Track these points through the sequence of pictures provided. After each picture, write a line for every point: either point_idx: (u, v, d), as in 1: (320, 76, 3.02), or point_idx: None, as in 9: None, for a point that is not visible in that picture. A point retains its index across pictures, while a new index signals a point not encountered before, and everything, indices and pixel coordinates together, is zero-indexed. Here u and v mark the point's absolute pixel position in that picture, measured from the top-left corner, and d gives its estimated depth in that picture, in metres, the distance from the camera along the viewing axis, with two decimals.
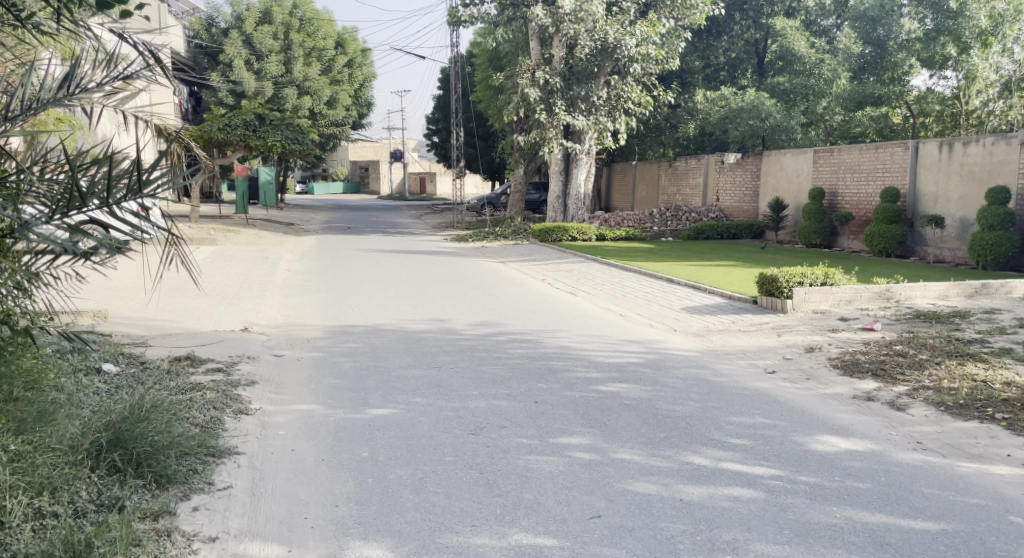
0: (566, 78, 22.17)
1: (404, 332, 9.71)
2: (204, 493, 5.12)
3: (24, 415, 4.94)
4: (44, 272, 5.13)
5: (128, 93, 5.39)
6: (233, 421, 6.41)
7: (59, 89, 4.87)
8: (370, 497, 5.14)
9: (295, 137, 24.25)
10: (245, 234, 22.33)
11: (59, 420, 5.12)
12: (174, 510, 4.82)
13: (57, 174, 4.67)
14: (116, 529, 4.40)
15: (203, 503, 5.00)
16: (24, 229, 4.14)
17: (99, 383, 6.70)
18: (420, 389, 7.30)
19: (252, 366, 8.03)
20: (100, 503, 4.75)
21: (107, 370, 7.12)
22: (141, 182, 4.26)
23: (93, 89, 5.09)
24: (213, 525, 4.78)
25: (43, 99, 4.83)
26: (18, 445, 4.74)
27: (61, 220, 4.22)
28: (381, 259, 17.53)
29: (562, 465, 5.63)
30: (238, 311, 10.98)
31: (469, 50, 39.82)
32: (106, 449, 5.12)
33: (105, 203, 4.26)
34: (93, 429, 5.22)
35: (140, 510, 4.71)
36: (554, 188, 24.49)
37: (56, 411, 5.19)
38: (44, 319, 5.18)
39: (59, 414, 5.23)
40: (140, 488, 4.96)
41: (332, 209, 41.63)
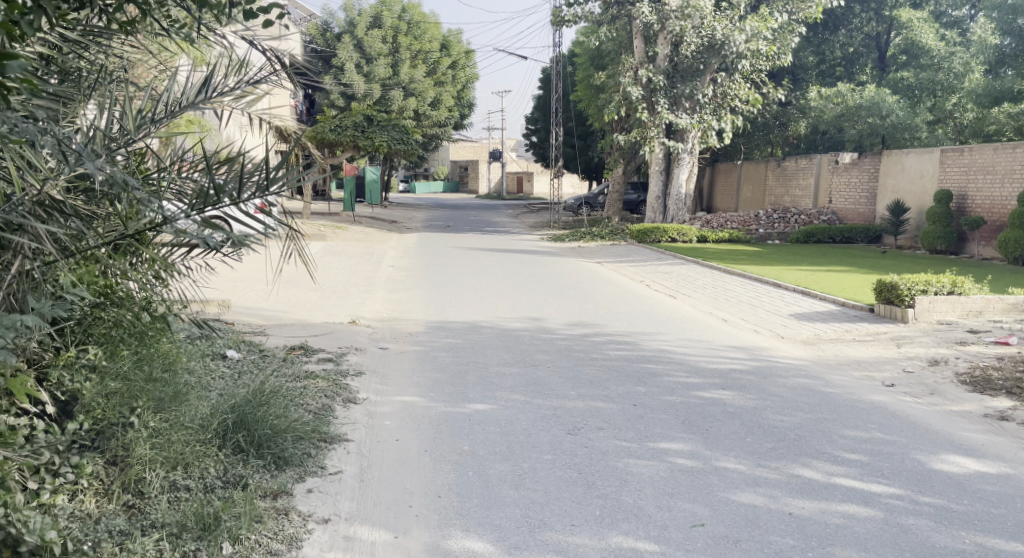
0: (670, 76, 21.80)
1: (501, 329, 9.55)
2: (318, 476, 5.07)
3: (162, 395, 5.03)
4: (180, 263, 5.08)
5: (254, 97, 5.35)
6: (342, 409, 6.36)
7: (199, 92, 4.89)
8: (471, 490, 4.96)
9: (400, 137, 24.55)
10: (352, 231, 22.71)
11: (192, 400, 5.19)
12: (291, 490, 4.77)
13: (192, 173, 4.66)
14: (241, 505, 4.33)
15: (316, 486, 4.95)
16: (165, 224, 4.09)
17: (224, 367, 6.78)
18: (517, 386, 7.13)
19: (358, 357, 8.02)
20: (226, 481, 4.73)
21: (231, 357, 7.17)
22: (268, 179, 4.10)
23: (226, 94, 5.05)
24: (326, 506, 4.71)
25: (184, 102, 4.85)
26: (156, 422, 4.80)
27: (197, 217, 4.15)
28: (480, 257, 17.51)
29: (663, 470, 5.36)
30: (346, 304, 11.04)
31: (571, 50, 39.69)
32: (232, 430, 5.11)
33: (234, 201, 4.15)
34: (219, 410, 5.24)
35: (261, 488, 4.67)
36: (654, 188, 23.98)
37: (189, 393, 5.24)
38: (179, 307, 5.18)
39: (192, 395, 5.31)
40: (261, 468, 4.94)
41: (435, 207, 42.17)
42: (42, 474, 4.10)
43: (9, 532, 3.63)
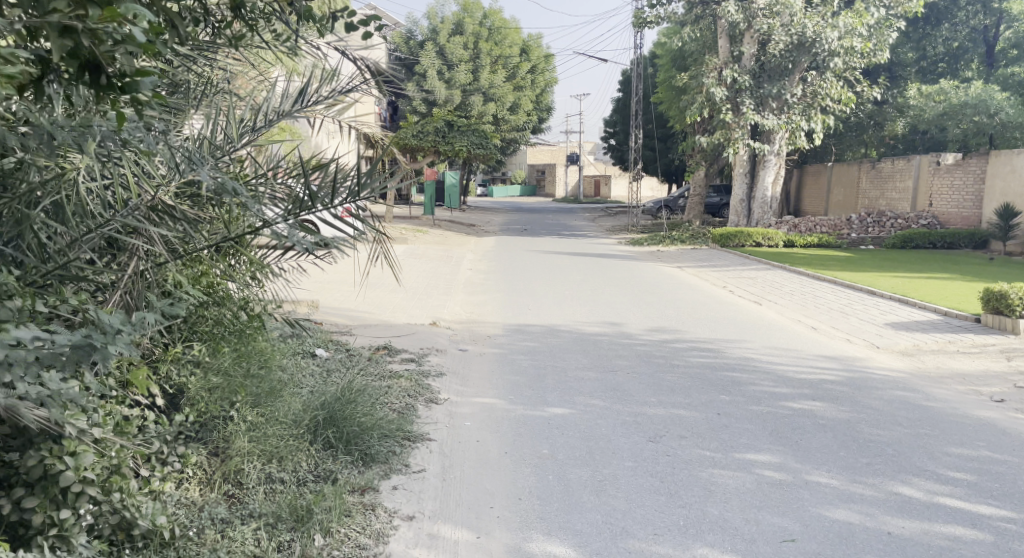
0: (756, 76, 21.31)
1: (580, 333, 9.41)
2: (403, 473, 5.01)
3: (259, 390, 5.02)
4: (273, 264, 5.12)
5: (345, 105, 5.37)
6: (424, 409, 6.32)
7: (295, 102, 5.03)
8: (553, 494, 4.85)
9: (480, 142, 24.64)
10: (432, 234, 22.85)
11: (286, 396, 5.19)
12: (377, 487, 4.73)
13: (288, 180, 4.69)
14: (331, 498, 4.29)
15: (401, 483, 4.89)
16: (260, 229, 4.09)
17: (313, 365, 6.82)
18: (597, 391, 6.97)
19: (440, 358, 7.98)
20: (317, 474, 4.71)
21: (320, 355, 7.23)
22: (360, 185, 4.07)
23: (318, 103, 5.10)
24: (411, 504, 4.64)
25: (283, 110, 5.00)
26: (254, 415, 4.83)
27: (293, 221, 4.12)
28: (560, 261, 17.39)
29: (749, 482, 5.14)
30: (427, 306, 11.05)
31: (653, 50, 39.27)
32: (322, 426, 5.09)
33: (327, 207, 4.11)
34: (311, 406, 5.23)
35: (350, 483, 4.63)
36: (738, 191, 23.47)
37: (283, 388, 5.26)
38: (273, 307, 5.27)
39: (287, 391, 5.32)
40: (349, 464, 4.92)
41: (514, 211, 42.21)
42: (152, 461, 4.13)
43: (125, 516, 3.55)
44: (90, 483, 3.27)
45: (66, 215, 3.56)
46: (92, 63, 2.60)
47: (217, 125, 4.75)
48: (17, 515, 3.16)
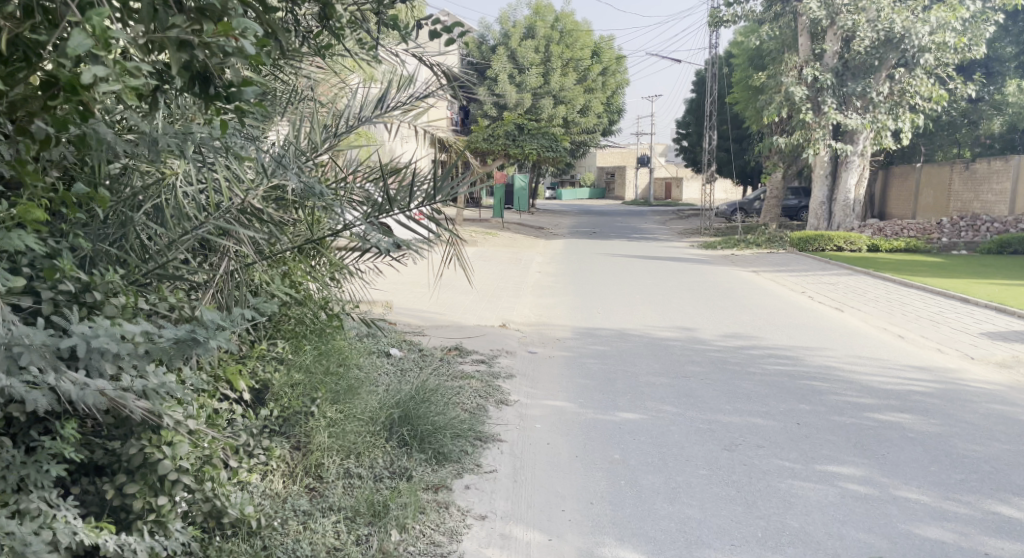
0: (839, 74, 20.93)
1: (651, 338, 9.38)
2: (475, 473, 5.10)
3: (339, 386, 5.20)
4: (351, 265, 5.22)
5: (419, 111, 5.50)
6: (495, 410, 6.40)
7: (373, 108, 5.26)
8: (625, 500, 4.87)
9: (550, 145, 24.72)
10: (501, 237, 22.96)
11: (363, 394, 5.32)
12: (450, 485, 4.81)
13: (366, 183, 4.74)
14: (406, 495, 4.39)
15: (473, 483, 4.97)
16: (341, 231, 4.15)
17: (388, 364, 6.96)
18: (669, 397, 6.96)
19: (509, 360, 8.06)
20: (392, 471, 4.82)
21: (394, 354, 7.39)
22: (436, 188, 4.04)
23: (394, 108, 5.33)
24: (483, 504, 4.71)
25: (361, 116, 5.24)
26: (333, 412, 4.98)
27: (373, 224, 4.14)
28: (629, 264, 17.31)
29: (832, 495, 5.06)
30: (495, 308, 11.13)
31: (729, 50, 38.80)
32: (398, 424, 5.22)
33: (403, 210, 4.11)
34: (386, 404, 5.35)
35: (424, 481, 4.73)
36: (818, 194, 23.03)
37: (360, 386, 5.40)
38: (351, 307, 5.43)
39: (364, 389, 5.46)
40: (423, 462, 5.01)
41: (583, 214, 42.12)
42: (241, 452, 4.26)
43: (215, 504, 3.69)
44: (185, 472, 3.43)
45: (166, 217, 3.75)
46: (202, 76, 2.79)
47: (303, 130, 4.98)
48: (119, 500, 3.35)
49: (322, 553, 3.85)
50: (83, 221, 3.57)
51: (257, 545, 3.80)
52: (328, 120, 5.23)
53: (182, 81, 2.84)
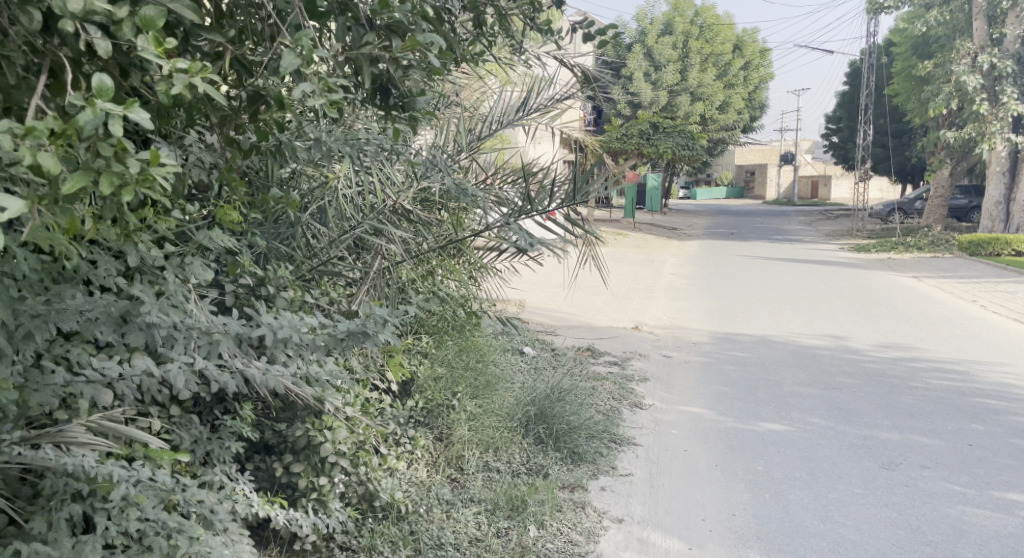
0: (1020, 61, 19.83)
1: (796, 346, 9.20)
2: (610, 474, 5.10)
3: (478, 382, 5.38)
4: (490, 263, 5.31)
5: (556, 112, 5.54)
6: (630, 413, 6.45)
7: (515, 111, 5.34)
8: (771, 514, 4.69)
9: (686, 143, 24.48)
10: (632, 238, 22.91)
11: (500, 391, 5.49)
12: (587, 485, 4.81)
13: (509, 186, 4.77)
14: (544, 492, 4.42)
15: (609, 485, 4.95)
16: (482, 231, 4.18)
17: (522, 362, 7.10)
18: (817, 411, 6.74)
19: (643, 363, 8.08)
20: (529, 467, 4.89)
21: (528, 352, 7.49)
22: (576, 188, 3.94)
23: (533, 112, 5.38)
24: (619, 507, 4.68)
25: (504, 119, 5.33)
26: (473, 406, 5.15)
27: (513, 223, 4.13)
28: (769, 267, 16.94)
29: (1012, 525, 4.65)
30: (628, 309, 11.17)
31: (888, 38, 37.21)
32: (534, 421, 5.34)
33: (541, 211, 4.06)
34: (522, 402, 5.48)
35: (561, 479, 4.77)
36: (993, 194, 21.67)
37: (497, 382, 5.57)
38: (488, 305, 5.63)
39: (501, 386, 5.61)
40: (559, 460, 5.07)
41: (722, 214, 41.36)
42: (390, 440, 4.47)
43: (368, 488, 3.88)
44: (342, 455, 3.68)
45: (328, 218, 4.14)
46: (382, 87, 2.94)
47: (447, 136, 5.15)
48: (287, 477, 3.62)
49: (464, 543, 3.90)
50: (259, 221, 3.87)
51: (406, 529, 3.91)
52: (472, 124, 5.40)
53: (365, 92, 3.02)
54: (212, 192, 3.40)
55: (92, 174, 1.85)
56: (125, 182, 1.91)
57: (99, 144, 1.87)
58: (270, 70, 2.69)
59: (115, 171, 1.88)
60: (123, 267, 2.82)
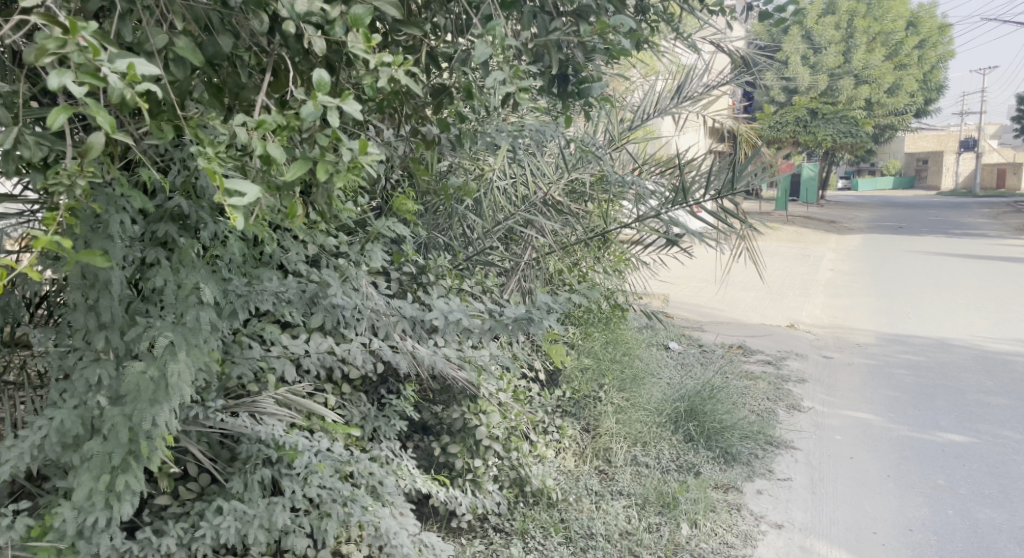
0: None
1: (978, 350, 8.62)
2: (767, 478, 4.69)
3: (625, 375, 5.26)
4: (638, 254, 5.20)
5: (709, 99, 5.37)
6: (787, 415, 5.95)
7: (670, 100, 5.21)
8: (955, 533, 4.19)
9: (848, 131, 23.57)
10: (787, 232, 22.09)
11: (649, 385, 5.34)
12: (741, 487, 4.47)
13: (663, 175, 4.60)
14: (696, 491, 4.21)
15: (766, 488, 4.56)
16: (632, 220, 4.03)
17: (668, 357, 7.02)
18: (1008, 422, 6.00)
19: (801, 364, 7.77)
20: (677, 465, 4.64)
21: (673, 348, 7.40)
22: (730, 178, 3.66)
23: (687, 104, 5.25)
24: (778, 512, 4.31)
25: (655, 108, 5.21)
26: (620, 399, 5.05)
27: (664, 214, 3.94)
28: (946, 264, 15.93)
29: None
30: (783, 308, 10.86)
31: None
32: (684, 418, 5.02)
33: (690, 202, 3.84)
34: (672, 397, 5.22)
35: (714, 479, 4.47)
36: None
37: (645, 375, 5.43)
38: (633, 297, 5.64)
39: (649, 380, 5.45)
40: (711, 460, 4.75)
41: (893, 204, 39.11)
42: (539, 429, 4.52)
43: (519, 472, 4.00)
44: (496, 439, 3.82)
45: (482, 209, 4.23)
46: (559, 76, 2.89)
47: (599, 126, 5.04)
48: (444, 457, 3.80)
49: (615, 535, 3.85)
50: (421, 213, 4.09)
51: (556, 516, 3.93)
52: (624, 115, 5.29)
53: (541, 83, 3.00)
54: (391, 188, 3.70)
55: (311, 163, 2.11)
56: (337, 168, 2.20)
57: (317, 137, 2.15)
58: (462, 63, 2.80)
59: (330, 161, 2.16)
60: (312, 253, 3.08)
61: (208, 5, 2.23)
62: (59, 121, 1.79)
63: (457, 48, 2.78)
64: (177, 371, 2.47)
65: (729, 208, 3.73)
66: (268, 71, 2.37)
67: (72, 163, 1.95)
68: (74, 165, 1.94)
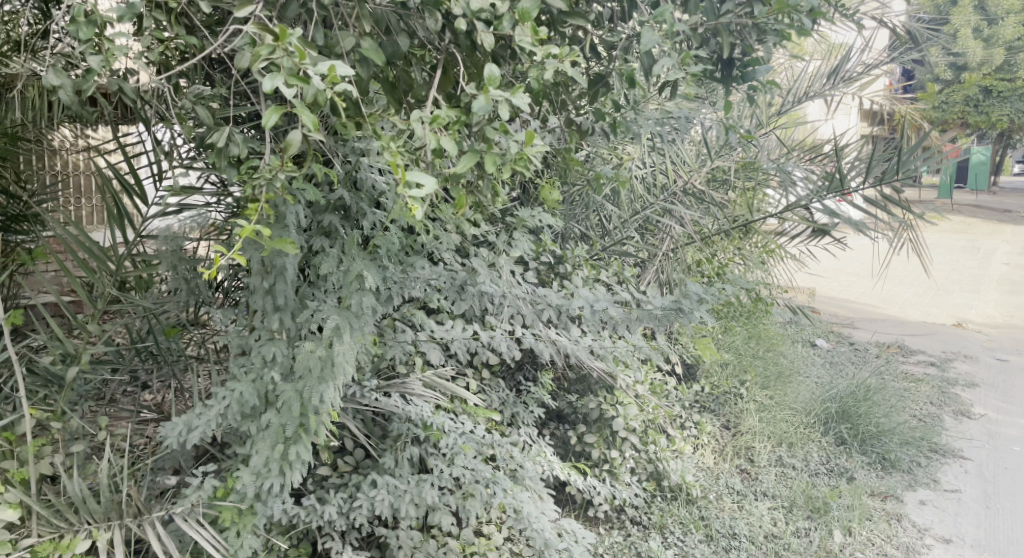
0: None
1: None
2: (932, 488, 4.41)
3: (769, 372, 5.03)
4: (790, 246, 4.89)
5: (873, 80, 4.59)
6: (953, 421, 5.36)
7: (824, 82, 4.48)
8: None
9: None
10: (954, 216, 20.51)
11: (796, 384, 5.07)
12: (902, 497, 4.25)
13: (814, 163, 4.34)
14: (849, 497, 4.07)
15: (930, 499, 4.31)
16: (781, 207, 3.82)
17: (816, 355, 6.18)
18: None
19: (969, 366, 6.72)
20: (829, 468, 4.45)
21: (821, 345, 6.59)
22: (897, 166, 3.51)
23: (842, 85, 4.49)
24: (946, 526, 4.07)
25: (807, 90, 4.55)
26: (764, 397, 4.83)
27: (815, 200, 3.72)
28: None
29: None
30: (949, 300, 9.66)
31: None
32: (835, 420, 4.79)
33: (845, 187, 3.62)
34: (822, 397, 4.96)
35: (870, 486, 4.28)
36: None
37: (792, 373, 5.15)
38: (778, 293, 5.37)
39: (797, 378, 5.18)
40: (866, 465, 4.53)
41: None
42: (679, 423, 4.44)
43: (657, 466, 3.95)
44: (632, 430, 3.85)
45: (619, 200, 4.20)
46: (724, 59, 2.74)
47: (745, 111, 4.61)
48: (581, 446, 3.83)
49: (759, 537, 3.75)
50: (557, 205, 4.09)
51: (695, 513, 3.86)
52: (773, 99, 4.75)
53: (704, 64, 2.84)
54: (531, 180, 3.67)
55: (479, 156, 2.27)
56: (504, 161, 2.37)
57: (486, 131, 2.31)
58: (626, 51, 2.74)
59: (496, 154, 2.31)
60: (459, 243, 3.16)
61: (387, 8, 2.36)
62: (272, 119, 2.06)
63: (623, 38, 2.71)
64: (343, 352, 2.64)
65: (891, 196, 3.49)
66: (439, 68, 2.45)
67: (273, 160, 2.31)
68: (276, 161, 2.29)
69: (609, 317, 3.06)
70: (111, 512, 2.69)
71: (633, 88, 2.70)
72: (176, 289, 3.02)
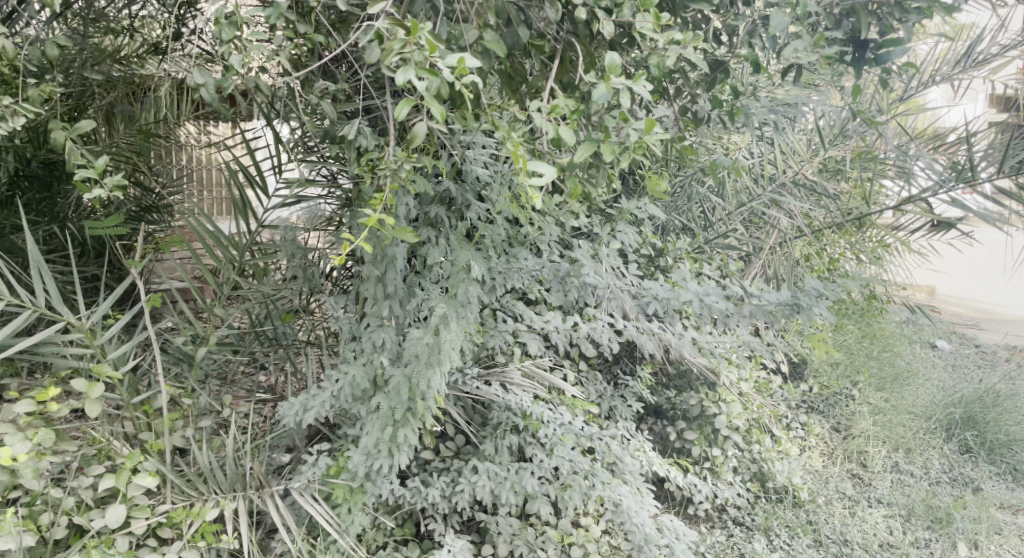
0: None
1: None
2: None
3: (886, 373, 4.71)
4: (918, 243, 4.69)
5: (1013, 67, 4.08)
6: None
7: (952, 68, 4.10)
8: None
9: None
10: None
11: (915, 385, 4.72)
12: None
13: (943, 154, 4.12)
14: (975, 508, 3.88)
15: None
16: (906, 199, 3.68)
17: (939, 358, 5.84)
18: None
19: None
20: (953, 477, 4.25)
21: (941, 348, 6.13)
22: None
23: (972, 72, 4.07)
24: None
25: (934, 75, 4.20)
26: (880, 400, 4.56)
27: (943, 190, 3.57)
28: None
29: None
30: None
31: None
32: (958, 426, 4.51)
33: (973, 179, 3.45)
34: (942, 399, 4.61)
35: (999, 498, 4.07)
36: None
37: (913, 374, 4.80)
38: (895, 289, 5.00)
39: (921, 379, 4.85)
40: (994, 476, 4.30)
41: None
42: (785, 424, 4.29)
43: (761, 467, 3.84)
44: (735, 428, 3.76)
45: (724, 192, 4.07)
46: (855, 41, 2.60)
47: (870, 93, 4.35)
48: (680, 443, 3.74)
49: (872, 546, 3.61)
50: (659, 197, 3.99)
51: (803, 517, 3.74)
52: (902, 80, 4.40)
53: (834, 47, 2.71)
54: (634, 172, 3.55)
55: (597, 145, 2.29)
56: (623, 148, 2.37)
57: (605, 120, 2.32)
58: (749, 35, 2.65)
59: (615, 143, 2.32)
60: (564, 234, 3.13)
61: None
62: (403, 112, 2.21)
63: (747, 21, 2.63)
64: (450, 338, 2.66)
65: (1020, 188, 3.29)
66: (555, 60, 2.44)
67: (399, 152, 2.45)
68: (402, 153, 2.44)
69: (716, 312, 2.91)
70: (236, 484, 2.77)
71: (758, 74, 2.62)
72: (294, 276, 3.07)
